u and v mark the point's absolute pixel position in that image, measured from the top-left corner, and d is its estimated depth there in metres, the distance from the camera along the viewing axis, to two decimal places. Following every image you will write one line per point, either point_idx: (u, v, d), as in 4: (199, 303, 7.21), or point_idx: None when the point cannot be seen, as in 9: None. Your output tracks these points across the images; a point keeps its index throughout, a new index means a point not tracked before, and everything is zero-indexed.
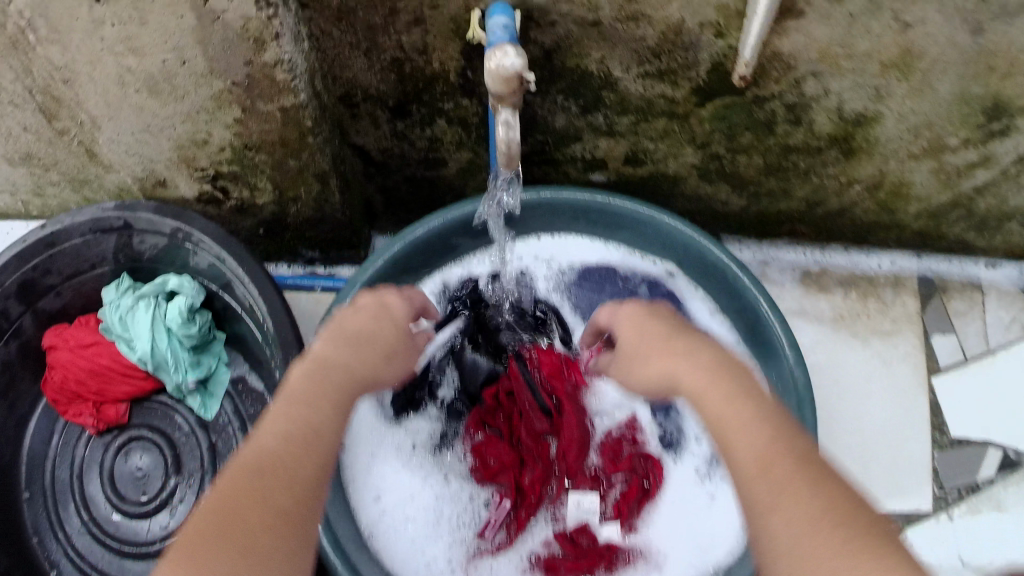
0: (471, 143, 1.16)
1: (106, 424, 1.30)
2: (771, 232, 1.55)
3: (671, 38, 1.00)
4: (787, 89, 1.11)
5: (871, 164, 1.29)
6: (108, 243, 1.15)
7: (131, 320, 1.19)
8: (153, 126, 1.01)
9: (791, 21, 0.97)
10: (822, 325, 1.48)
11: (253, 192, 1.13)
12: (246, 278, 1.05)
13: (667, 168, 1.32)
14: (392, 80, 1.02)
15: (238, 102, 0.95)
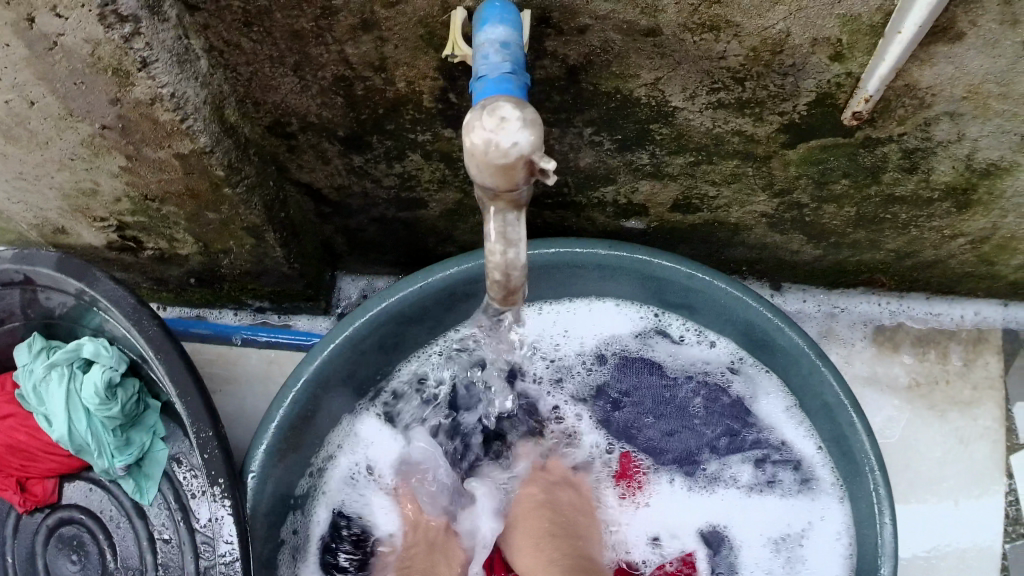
0: (457, 181, 0.88)
1: (34, 504, 1.06)
2: (843, 281, 1.22)
3: (766, 56, 0.73)
4: (910, 132, 0.84)
5: (985, 219, 1.00)
6: (9, 298, 0.92)
7: (46, 393, 0.96)
8: (26, 173, 0.79)
9: (941, 46, 0.70)
10: (893, 397, 1.19)
11: (171, 243, 0.92)
12: (161, 363, 0.82)
13: (728, 216, 1.05)
14: (339, 105, 0.77)
15: (118, 149, 0.74)
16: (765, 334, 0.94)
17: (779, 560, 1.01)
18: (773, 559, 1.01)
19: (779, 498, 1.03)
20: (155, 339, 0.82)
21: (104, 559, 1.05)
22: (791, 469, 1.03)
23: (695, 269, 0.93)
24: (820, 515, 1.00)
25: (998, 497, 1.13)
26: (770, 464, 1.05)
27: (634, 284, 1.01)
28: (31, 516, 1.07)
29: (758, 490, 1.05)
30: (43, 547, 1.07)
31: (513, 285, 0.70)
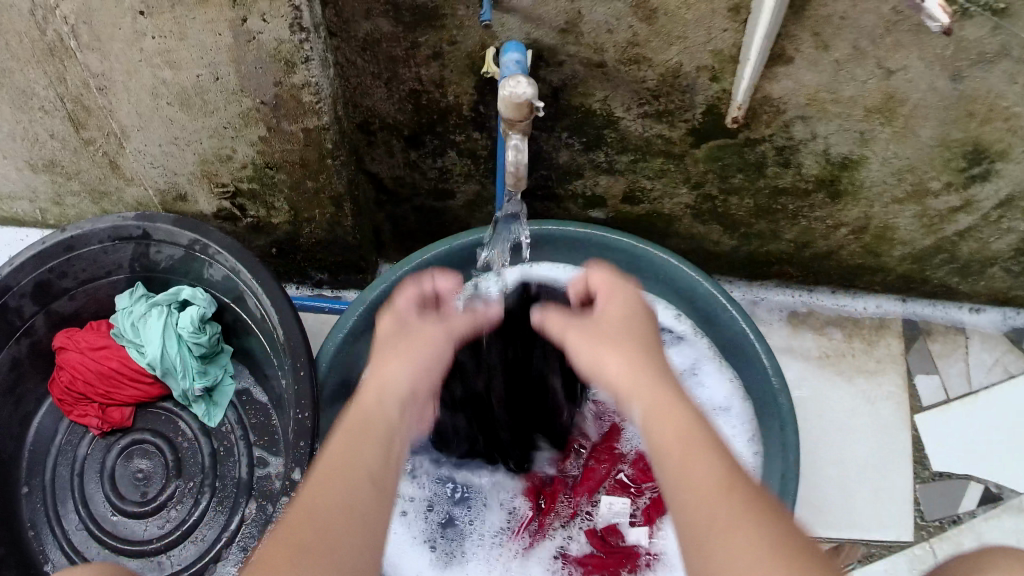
0: (479, 174, 1.25)
1: (110, 426, 1.34)
2: (761, 274, 1.58)
3: (670, 80, 1.06)
4: (777, 133, 1.17)
5: (856, 209, 1.34)
6: (124, 251, 1.22)
7: (143, 327, 1.28)
8: (180, 139, 1.09)
9: (780, 66, 1.05)
10: (805, 362, 1.51)
11: (269, 212, 1.23)
12: (261, 290, 1.11)
13: (663, 208, 1.38)
14: (408, 111, 1.12)
15: (265, 121, 1.05)
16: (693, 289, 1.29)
17: (685, 388, 1.36)
18: (681, 389, 1.36)
19: (667, 350, 1.38)
20: (256, 271, 1.11)
21: (167, 472, 1.33)
22: (667, 330, 1.38)
23: (641, 243, 1.28)
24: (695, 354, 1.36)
25: (906, 443, 1.45)
26: (653, 332, 1.38)
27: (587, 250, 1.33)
28: (105, 439, 1.36)
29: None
30: (113, 462, 1.34)
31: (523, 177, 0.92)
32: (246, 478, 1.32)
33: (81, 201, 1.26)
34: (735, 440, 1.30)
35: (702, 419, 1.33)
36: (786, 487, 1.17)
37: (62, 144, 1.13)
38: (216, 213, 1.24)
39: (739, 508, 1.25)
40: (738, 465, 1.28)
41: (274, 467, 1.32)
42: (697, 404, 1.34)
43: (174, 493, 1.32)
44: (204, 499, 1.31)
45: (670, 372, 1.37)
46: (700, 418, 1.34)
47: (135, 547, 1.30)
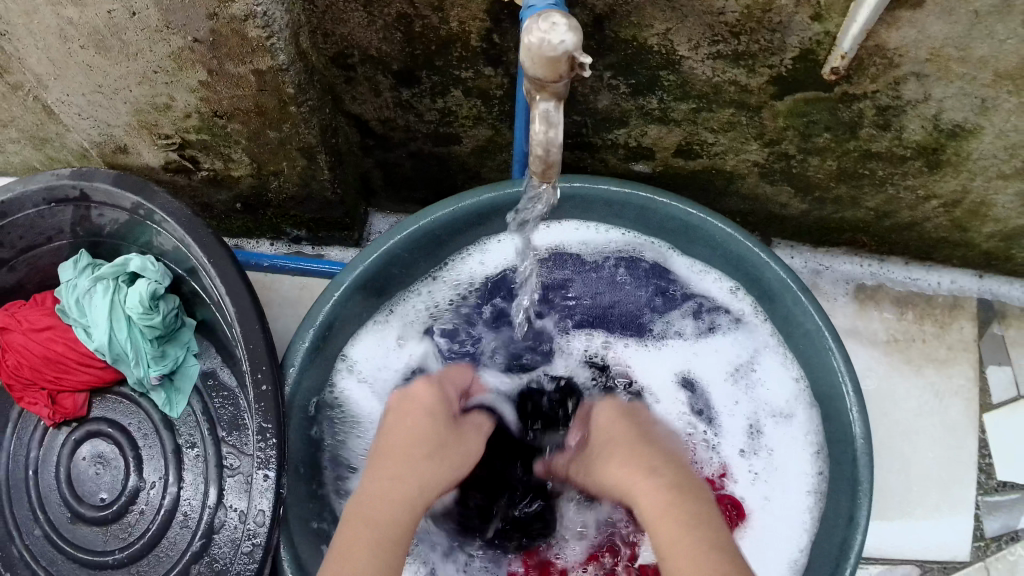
0: (490, 119, 0.96)
1: (62, 417, 1.13)
2: (830, 240, 1.23)
3: (758, 15, 0.80)
4: (882, 91, 0.89)
5: (955, 181, 1.02)
6: (63, 215, 1.01)
7: (89, 305, 1.05)
8: (105, 87, 0.88)
9: (906, 11, 0.78)
10: (872, 350, 1.19)
11: (227, 164, 1.00)
12: (213, 269, 0.88)
13: (724, 164, 1.07)
14: (397, 40, 0.84)
15: (203, 63, 0.82)
16: (754, 268, 0.99)
17: (741, 389, 1.07)
18: (735, 390, 1.07)
19: (723, 338, 1.09)
20: (208, 244, 0.89)
21: (127, 470, 1.12)
22: (723, 313, 1.08)
23: (694, 208, 0.98)
24: (755, 345, 1.06)
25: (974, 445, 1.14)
26: (706, 312, 1.10)
27: (628, 213, 1.04)
28: (59, 430, 1.15)
29: (703, 337, 1.10)
30: (68, 458, 1.13)
31: (553, 164, 0.68)
32: (216, 479, 1.09)
33: (22, 147, 1.07)
34: (790, 457, 1.01)
35: (758, 428, 1.04)
36: (856, 520, 0.88)
37: None
38: (165, 165, 1.02)
39: (800, 538, 0.97)
40: (800, 485, 0.99)
41: (247, 466, 1.08)
42: (753, 407, 1.05)
43: (136, 496, 1.11)
44: (170, 502, 1.09)
45: (723, 364, 1.08)
46: (756, 428, 1.04)
47: (98, 558, 1.10)
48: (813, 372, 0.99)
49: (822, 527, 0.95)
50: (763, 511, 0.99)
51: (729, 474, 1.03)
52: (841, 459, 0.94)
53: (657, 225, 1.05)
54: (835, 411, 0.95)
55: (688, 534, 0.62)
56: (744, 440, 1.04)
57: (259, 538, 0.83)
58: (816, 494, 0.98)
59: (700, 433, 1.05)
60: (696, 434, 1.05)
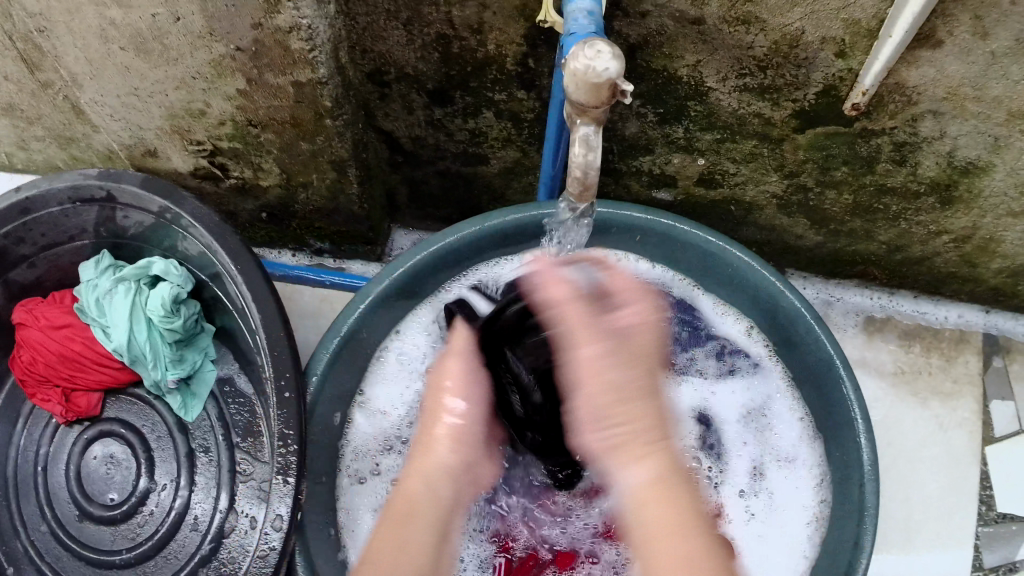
0: (520, 141, 0.97)
1: (75, 415, 1.13)
2: (842, 271, 1.24)
3: (785, 49, 0.82)
4: (901, 127, 0.91)
5: (966, 218, 1.04)
6: (88, 215, 1.02)
7: (110, 305, 1.07)
8: (141, 90, 0.90)
9: (926, 51, 0.80)
10: (879, 380, 1.20)
11: (256, 173, 1.02)
12: (240, 276, 0.90)
13: (744, 195, 1.09)
14: (434, 60, 0.86)
15: (242, 71, 0.83)
16: (772, 301, 1.01)
17: (751, 430, 1.07)
18: (745, 430, 1.08)
19: (739, 382, 1.09)
20: (237, 252, 0.91)
21: (138, 471, 1.12)
22: (743, 357, 1.09)
23: (715, 238, 1.00)
24: (770, 390, 1.08)
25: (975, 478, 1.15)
26: (725, 354, 1.10)
27: (652, 245, 1.06)
28: (71, 428, 1.16)
29: (722, 379, 1.10)
30: (79, 456, 1.14)
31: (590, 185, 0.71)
32: (228, 484, 1.10)
33: (49, 146, 1.08)
34: (790, 499, 1.02)
35: (762, 471, 1.05)
36: (860, 547, 0.89)
37: (17, 88, 0.95)
38: (194, 172, 1.03)
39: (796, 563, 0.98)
40: (799, 518, 1.01)
41: (261, 474, 1.09)
42: (760, 451, 1.06)
43: (146, 497, 1.11)
44: (180, 505, 1.10)
45: (734, 405, 1.09)
46: (760, 470, 1.05)
47: (105, 557, 1.11)
48: (824, 413, 1.00)
49: (820, 555, 0.96)
50: (755, 545, 1.01)
51: (727, 516, 1.03)
52: (843, 497, 0.95)
53: (681, 258, 1.07)
54: (843, 448, 0.97)
55: (676, 539, 0.62)
56: (746, 481, 1.05)
57: (276, 542, 0.83)
58: (815, 526, 0.99)
59: (708, 468, 1.06)
60: (705, 471, 1.06)
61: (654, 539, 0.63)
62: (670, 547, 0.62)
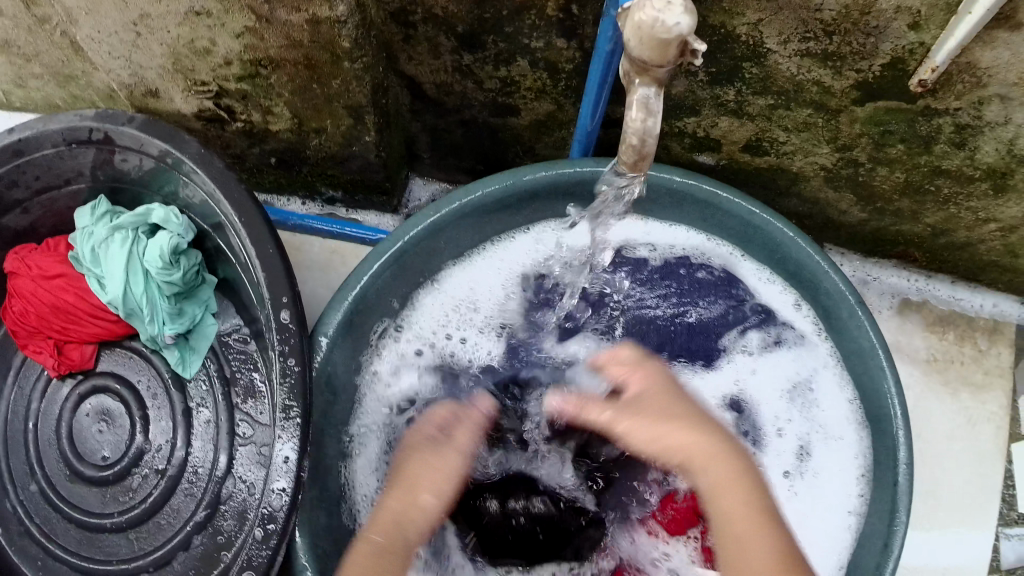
0: (555, 93, 0.91)
1: (68, 369, 1.08)
2: (879, 252, 1.17)
3: (855, 16, 0.75)
4: (965, 108, 0.83)
5: (1020, 208, 0.96)
6: (84, 158, 0.96)
7: (105, 256, 1.01)
8: (142, 26, 0.83)
9: (1003, 32, 0.73)
10: (912, 368, 1.13)
11: (266, 116, 0.95)
12: (244, 228, 0.84)
13: (791, 164, 1.02)
14: (466, 2, 0.79)
15: (253, 6, 0.76)
16: (813, 278, 0.94)
17: (795, 408, 0.99)
18: (790, 408, 0.99)
19: (786, 354, 1.01)
20: (240, 202, 0.84)
21: (133, 429, 1.07)
22: (788, 333, 1.01)
23: (757, 206, 0.93)
24: (814, 364, 0.99)
25: (997, 476, 1.08)
26: (771, 325, 1.01)
27: (695, 209, 0.99)
28: (63, 382, 1.10)
29: (768, 351, 1.01)
30: (70, 413, 1.09)
31: (647, 156, 0.65)
32: (226, 447, 1.04)
33: (47, 84, 1.02)
34: (831, 486, 0.94)
35: (808, 450, 0.97)
36: (891, 548, 0.83)
37: (12, 23, 0.89)
38: (198, 113, 0.97)
39: (834, 552, 0.91)
40: (841, 507, 0.93)
41: (261, 437, 1.04)
42: (804, 430, 0.98)
43: (140, 459, 1.06)
44: (175, 467, 1.05)
45: (777, 379, 1.01)
46: (806, 449, 0.97)
47: (96, 520, 1.06)
48: (863, 396, 0.94)
49: (860, 546, 0.89)
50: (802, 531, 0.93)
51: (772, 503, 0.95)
52: (878, 496, 0.89)
53: (727, 228, 1.00)
54: (882, 436, 0.90)
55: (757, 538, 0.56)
56: (790, 462, 0.97)
57: (277, 510, 0.77)
58: (857, 516, 0.92)
59: (749, 456, 0.98)
60: (746, 458, 0.97)
61: (733, 530, 0.57)
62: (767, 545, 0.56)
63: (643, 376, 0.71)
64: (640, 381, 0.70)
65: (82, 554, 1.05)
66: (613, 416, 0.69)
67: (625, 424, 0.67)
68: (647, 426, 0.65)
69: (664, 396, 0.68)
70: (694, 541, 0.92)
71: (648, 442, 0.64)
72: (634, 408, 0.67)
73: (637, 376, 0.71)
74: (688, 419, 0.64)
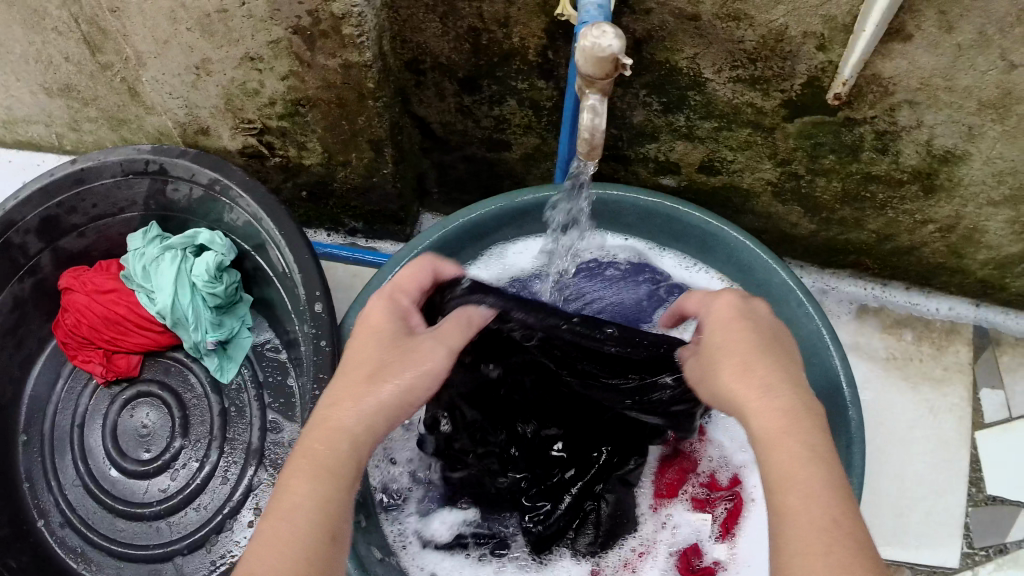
0: (540, 128, 1.06)
1: (115, 374, 1.22)
2: (836, 262, 1.34)
3: (771, 44, 0.91)
4: (879, 116, 0.99)
5: (948, 207, 1.11)
6: (138, 187, 1.11)
7: (156, 271, 1.16)
8: (201, 70, 0.98)
9: (897, 44, 0.88)
10: (871, 364, 1.28)
11: (301, 151, 1.10)
12: (285, 241, 0.99)
13: (741, 182, 1.17)
14: (465, 50, 0.95)
15: (298, 52, 0.92)
16: (765, 277, 1.10)
17: None
18: None
19: None
20: (280, 219, 1.00)
21: (173, 428, 1.21)
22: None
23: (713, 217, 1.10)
24: None
25: (965, 461, 1.21)
26: None
27: (660, 226, 1.16)
28: (109, 388, 1.24)
29: None
30: (116, 414, 1.23)
31: (597, 146, 0.79)
32: (257, 442, 1.19)
33: (99, 127, 1.18)
34: None
35: None
36: None
37: (77, 69, 1.05)
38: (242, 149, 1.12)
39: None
40: None
41: (289, 434, 1.18)
42: None
43: (179, 454, 1.20)
44: (212, 461, 1.19)
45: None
46: None
47: (137, 509, 1.19)
48: (810, 373, 1.09)
49: None
50: None
51: None
52: None
53: (685, 238, 1.16)
54: (829, 404, 1.05)
55: (813, 505, 0.55)
56: None
57: None
58: None
59: None
60: None
61: (780, 474, 0.57)
62: (808, 513, 0.54)
63: (751, 340, 0.67)
64: (745, 322, 0.70)
65: (121, 540, 1.18)
66: (732, 381, 0.64)
67: (720, 361, 0.67)
68: (727, 376, 0.65)
69: (747, 332, 0.68)
70: (686, 495, 1.04)
71: (724, 390, 0.65)
72: (727, 352, 0.67)
73: (730, 331, 0.69)
74: (781, 385, 0.62)
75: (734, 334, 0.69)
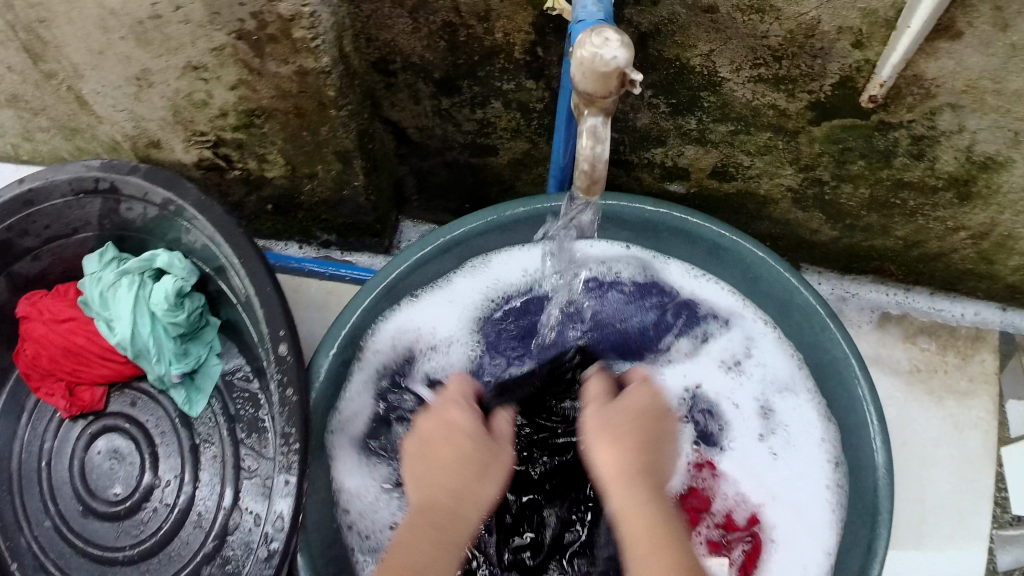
0: (530, 132, 0.96)
1: (79, 409, 1.12)
2: (857, 268, 1.22)
3: (801, 39, 0.80)
4: (917, 120, 0.88)
5: (984, 214, 1.00)
6: (91, 207, 1.02)
7: (113, 298, 1.05)
8: (143, 81, 0.89)
9: (945, 42, 0.77)
10: (893, 378, 1.17)
11: (262, 163, 1.00)
12: (244, 268, 0.89)
13: (758, 187, 1.07)
14: (440, 49, 0.85)
15: (245, 60, 0.82)
16: (783, 294, 0.99)
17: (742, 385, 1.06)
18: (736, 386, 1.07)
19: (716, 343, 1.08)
20: (240, 244, 0.90)
21: (142, 466, 1.11)
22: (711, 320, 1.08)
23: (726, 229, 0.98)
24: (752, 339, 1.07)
25: (987, 480, 1.11)
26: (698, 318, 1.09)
27: (665, 237, 1.05)
28: (74, 422, 1.14)
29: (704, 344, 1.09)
30: (83, 452, 1.13)
31: (597, 180, 0.69)
32: (232, 480, 1.08)
33: (52, 137, 1.08)
34: (802, 450, 1.01)
35: (769, 409, 1.04)
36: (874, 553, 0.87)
37: (19, 79, 0.95)
38: (198, 162, 1.02)
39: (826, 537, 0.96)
40: (818, 484, 0.99)
41: (264, 470, 1.08)
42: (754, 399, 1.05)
43: (150, 494, 1.10)
44: (184, 501, 1.09)
45: (711, 360, 1.08)
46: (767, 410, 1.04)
47: (110, 554, 1.10)
48: (833, 400, 0.99)
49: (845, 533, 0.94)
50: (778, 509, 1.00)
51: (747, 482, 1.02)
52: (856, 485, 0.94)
53: (692, 250, 1.05)
54: (854, 436, 0.95)
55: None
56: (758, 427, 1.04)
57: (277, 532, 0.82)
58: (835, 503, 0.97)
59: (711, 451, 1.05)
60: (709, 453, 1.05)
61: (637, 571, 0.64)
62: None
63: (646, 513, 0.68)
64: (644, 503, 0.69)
65: None
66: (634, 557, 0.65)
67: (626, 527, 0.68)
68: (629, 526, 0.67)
69: (626, 489, 0.69)
70: (700, 537, 1.01)
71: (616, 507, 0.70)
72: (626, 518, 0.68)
73: (629, 511, 0.68)
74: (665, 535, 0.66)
75: (638, 494, 0.69)
